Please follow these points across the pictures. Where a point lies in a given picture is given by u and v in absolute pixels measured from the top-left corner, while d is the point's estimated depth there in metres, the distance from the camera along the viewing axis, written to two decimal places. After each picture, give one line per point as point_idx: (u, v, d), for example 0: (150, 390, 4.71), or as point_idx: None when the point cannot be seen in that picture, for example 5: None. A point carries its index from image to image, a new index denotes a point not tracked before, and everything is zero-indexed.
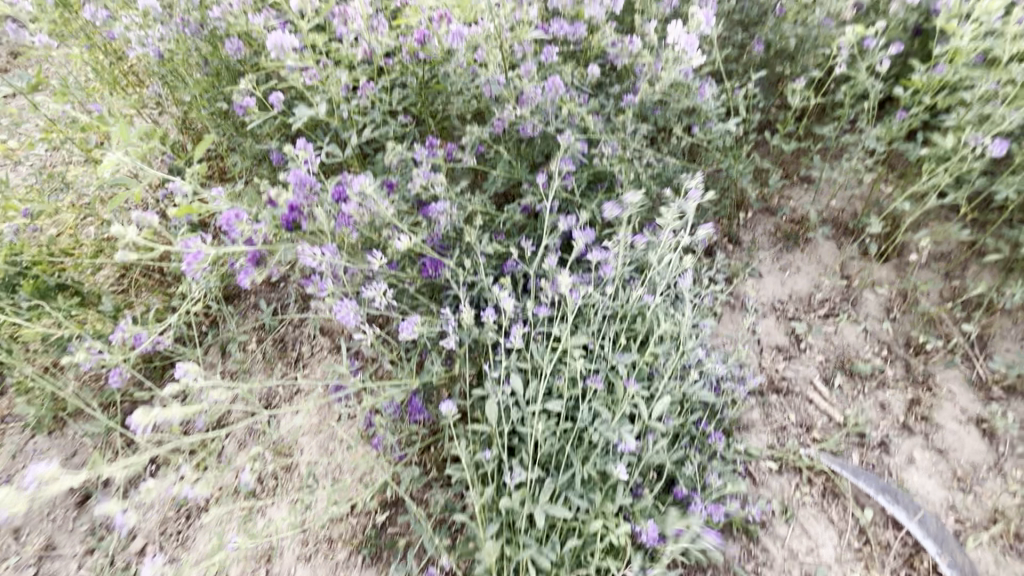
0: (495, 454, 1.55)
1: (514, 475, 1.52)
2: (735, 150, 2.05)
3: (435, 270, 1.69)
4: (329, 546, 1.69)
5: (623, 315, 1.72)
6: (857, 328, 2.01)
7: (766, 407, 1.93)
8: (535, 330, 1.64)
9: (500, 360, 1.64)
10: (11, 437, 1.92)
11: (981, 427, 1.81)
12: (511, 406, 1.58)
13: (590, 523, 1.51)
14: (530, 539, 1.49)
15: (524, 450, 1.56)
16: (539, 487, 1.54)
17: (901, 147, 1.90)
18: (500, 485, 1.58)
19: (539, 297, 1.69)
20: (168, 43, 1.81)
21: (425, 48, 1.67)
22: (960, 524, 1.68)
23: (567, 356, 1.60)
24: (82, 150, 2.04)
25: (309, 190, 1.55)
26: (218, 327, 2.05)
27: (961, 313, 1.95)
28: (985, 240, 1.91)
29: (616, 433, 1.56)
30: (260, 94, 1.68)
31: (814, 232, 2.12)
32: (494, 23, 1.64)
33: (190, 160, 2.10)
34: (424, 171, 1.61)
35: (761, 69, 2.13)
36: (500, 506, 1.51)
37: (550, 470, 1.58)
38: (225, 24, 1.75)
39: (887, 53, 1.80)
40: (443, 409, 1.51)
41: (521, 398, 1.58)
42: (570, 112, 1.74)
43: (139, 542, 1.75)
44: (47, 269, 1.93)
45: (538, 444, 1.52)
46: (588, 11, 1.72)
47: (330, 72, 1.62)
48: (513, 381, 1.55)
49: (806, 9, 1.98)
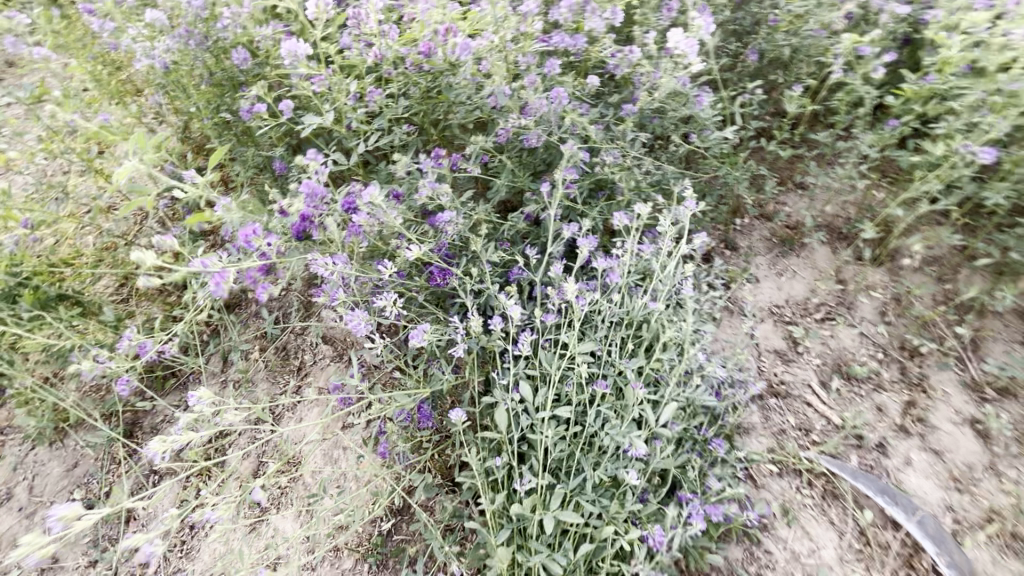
0: (504, 460, 1.58)
1: (525, 482, 1.55)
2: (732, 158, 2.09)
3: (443, 279, 1.71)
4: (334, 555, 1.70)
5: (631, 320, 1.75)
6: (853, 331, 2.05)
7: (766, 411, 1.95)
8: (544, 337, 1.67)
9: (508, 367, 1.66)
10: (11, 450, 1.91)
11: (976, 428, 1.84)
12: (519, 412, 1.61)
13: (601, 529, 1.52)
14: (541, 546, 1.50)
15: (533, 457, 1.58)
16: (550, 493, 1.56)
17: (893, 154, 1.95)
18: (510, 491, 1.59)
19: (545, 305, 1.72)
20: (172, 54, 1.82)
21: (430, 61, 1.70)
22: (957, 524, 1.70)
23: (575, 362, 1.63)
24: (82, 160, 2.04)
25: (319, 201, 1.56)
26: (220, 336, 2.05)
27: (954, 316, 1.99)
28: (975, 245, 1.96)
29: (625, 438, 1.58)
30: (270, 101, 1.70)
31: (810, 238, 2.18)
32: (499, 36, 1.69)
33: (192, 169, 2.11)
34: (430, 182, 1.63)
35: (756, 78, 2.17)
36: (511, 512, 1.53)
37: (560, 477, 1.60)
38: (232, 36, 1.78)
39: (880, 61, 1.85)
40: (454, 418, 1.57)
41: (530, 405, 1.60)
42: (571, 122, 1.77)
43: (142, 553, 1.75)
44: (48, 279, 1.92)
45: (548, 451, 1.55)
46: (588, 24, 1.76)
47: (338, 82, 1.66)
48: (522, 389, 1.58)
49: (799, 20, 2.03)
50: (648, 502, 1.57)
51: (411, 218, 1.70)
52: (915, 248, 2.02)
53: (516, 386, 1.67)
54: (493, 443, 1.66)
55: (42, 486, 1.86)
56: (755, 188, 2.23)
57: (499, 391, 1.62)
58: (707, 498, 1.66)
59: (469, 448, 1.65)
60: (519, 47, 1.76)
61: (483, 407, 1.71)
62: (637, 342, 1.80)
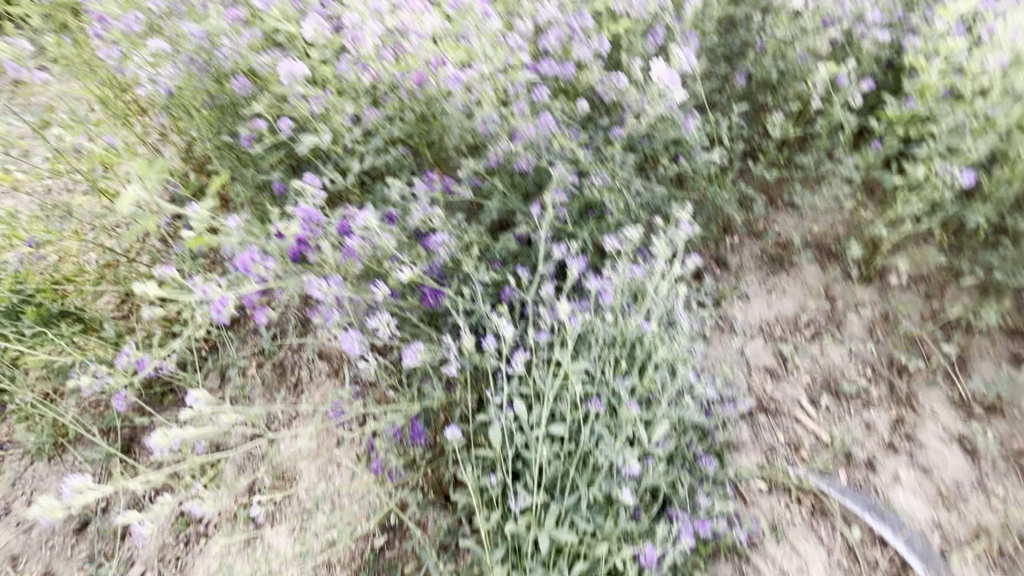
0: (499, 477, 1.60)
1: (520, 500, 1.57)
2: (720, 178, 2.13)
3: (435, 299, 1.76)
4: (328, 570, 1.72)
5: (624, 340, 1.78)
6: (842, 348, 2.07)
7: (755, 428, 1.97)
8: (538, 356, 1.70)
9: (500, 385, 1.69)
10: (11, 464, 1.94)
11: (963, 446, 1.87)
12: (512, 430, 1.63)
13: (596, 547, 1.55)
14: (536, 564, 1.53)
15: (527, 476, 1.61)
16: (544, 512, 1.58)
17: (878, 175, 2.00)
18: (504, 509, 1.61)
19: (539, 323, 1.75)
20: (175, 80, 1.88)
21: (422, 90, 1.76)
22: (946, 542, 1.74)
23: (569, 381, 1.66)
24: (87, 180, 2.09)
25: (315, 225, 1.62)
26: (218, 352, 2.08)
27: (941, 334, 2.01)
28: (960, 264, 1.99)
29: (619, 455, 1.63)
30: (269, 119, 1.75)
31: (798, 256, 2.20)
32: (488, 66, 1.72)
33: (193, 189, 2.16)
34: (423, 206, 1.69)
35: (744, 100, 2.22)
36: (508, 530, 1.54)
37: (554, 495, 1.63)
38: (232, 63, 1.83)
39: (859, 90, 1.95)
40: (449, 435, 1.57)
41: (523, 423, 1.62)
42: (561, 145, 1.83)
43: (137, 568, 1.77)
44: (50, 297, 1.99)
45: (543, 469, 1.58)
46: (576, 53, 1.82)
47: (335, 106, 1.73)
48: (517, 408, 1.60)
49: (785, 45, 2.09)
50: (641, 521, 1.61)
51: (404, 240, 1.75)
52: (901, 266, 2.06)
53: (510, 404, 1.69)
54: (487, 460, 1.67)
55: (41, 501, 1.89)
56: (744, 207, 2.28)
57: (493, 408, 1.64)
58: (698, 515, 1.70)
59: (463, 466, 1.66)
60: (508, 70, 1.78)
61: (477, 424, 1.73)
62: (631, 360, 1.80)
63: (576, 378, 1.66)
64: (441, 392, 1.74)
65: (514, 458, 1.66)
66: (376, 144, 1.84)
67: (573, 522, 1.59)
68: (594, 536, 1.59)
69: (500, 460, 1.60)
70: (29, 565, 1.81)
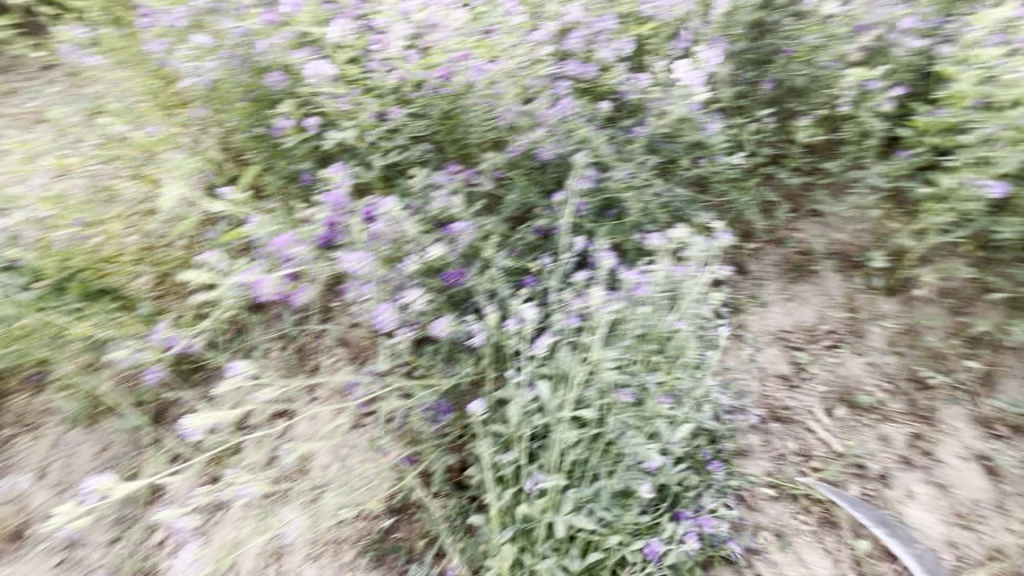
0: (516, 457, 1.61)
1: (536, 482, 1.58)
2: (741, 184, 2.14)
3: (458, 279, 1.80)
4: (336, 547, 1.76)
5: (650, 334, 1.78)
6: (860, 360, 2.04)
7: (766, 434, 1.96)
8: (564, 340, 1.72)
9: (524, 365, 1.69)
10: (50, 430, 2.05)
11: (984, 464, 1.81)
12: (534, 413, 1.64)
13: (608, 538, 1.57)
14: (545, 548, 1.55)
15: (545, 457, 1.61)
16: (560, 496, 1.59)
17: (905, 184, 1.96)
18: (516, 491, 1.62)
19: (564, 309, 1.76)
20: (215, 73, 1.98)
21: (447, 85, 1.83)
22: (959, 561, 1.69)
23: (595, 367, 1.67)
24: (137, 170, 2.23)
25: (343, 210, 1.75)
26: (243, 335, 2.16)
27: (966, 349, 1.96)
28: (991, 278, 1.94)
29: (641, 450, 1.62)
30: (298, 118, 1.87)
31: (819, 266, 2.19)
32: (512, 62, 1.79)
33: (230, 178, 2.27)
34: (443, 196, 1.79)
35: (771, 106, 2.21)
36: (518, 512, 1.56)
37: (571, 481, 1.63)
38: (271, 59, 1.94)
39: (887, 96, 1.94)
40: (472, 408, 1.61)
41: (547, 406, 1.63)
42: (582, 140, 1.89)
43: (159, 535, 1.84)
44: (94, 274, 2.10)
45: (563, 454, 1.59)
46: (600, 54, 1.90)
47: (360, 102, 1.80)
48: (541, 390, 1.62)
49: (813, 51, 2.08)
50: (655, 516, 1.62)
51: (424, 229, 1.79)
52: (927, 277, 2.01)
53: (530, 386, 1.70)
54: (502, 438, 1.69)
55: (75, 466, 1.99)
56: (766, 213, 2.26)
57: (513, 389, 1.66)
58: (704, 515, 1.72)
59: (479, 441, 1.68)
60: (533, 68, 1.83)
61: (493, 403, 1.74)
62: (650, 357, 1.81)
63: (608, 367, 1.66)
64: (458, 375, 1.77)
65: (530, 441, 1.67)
66: (399, 138, 1.90)
67: (590, 510, 1.60)
68: (607, 526, 1.61)
69: (519, 439, 1.62)
70: (60, 526, 1.89)
